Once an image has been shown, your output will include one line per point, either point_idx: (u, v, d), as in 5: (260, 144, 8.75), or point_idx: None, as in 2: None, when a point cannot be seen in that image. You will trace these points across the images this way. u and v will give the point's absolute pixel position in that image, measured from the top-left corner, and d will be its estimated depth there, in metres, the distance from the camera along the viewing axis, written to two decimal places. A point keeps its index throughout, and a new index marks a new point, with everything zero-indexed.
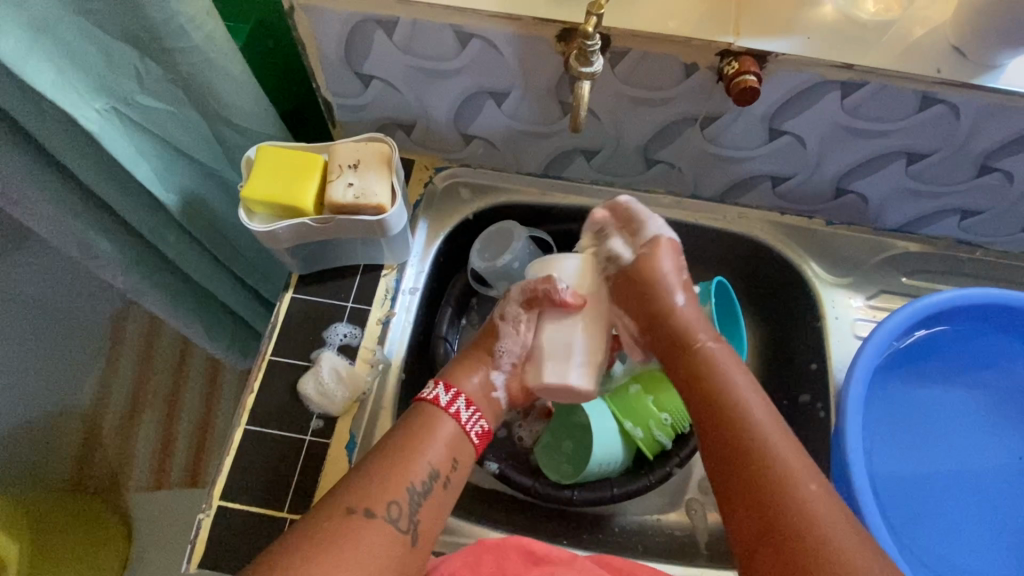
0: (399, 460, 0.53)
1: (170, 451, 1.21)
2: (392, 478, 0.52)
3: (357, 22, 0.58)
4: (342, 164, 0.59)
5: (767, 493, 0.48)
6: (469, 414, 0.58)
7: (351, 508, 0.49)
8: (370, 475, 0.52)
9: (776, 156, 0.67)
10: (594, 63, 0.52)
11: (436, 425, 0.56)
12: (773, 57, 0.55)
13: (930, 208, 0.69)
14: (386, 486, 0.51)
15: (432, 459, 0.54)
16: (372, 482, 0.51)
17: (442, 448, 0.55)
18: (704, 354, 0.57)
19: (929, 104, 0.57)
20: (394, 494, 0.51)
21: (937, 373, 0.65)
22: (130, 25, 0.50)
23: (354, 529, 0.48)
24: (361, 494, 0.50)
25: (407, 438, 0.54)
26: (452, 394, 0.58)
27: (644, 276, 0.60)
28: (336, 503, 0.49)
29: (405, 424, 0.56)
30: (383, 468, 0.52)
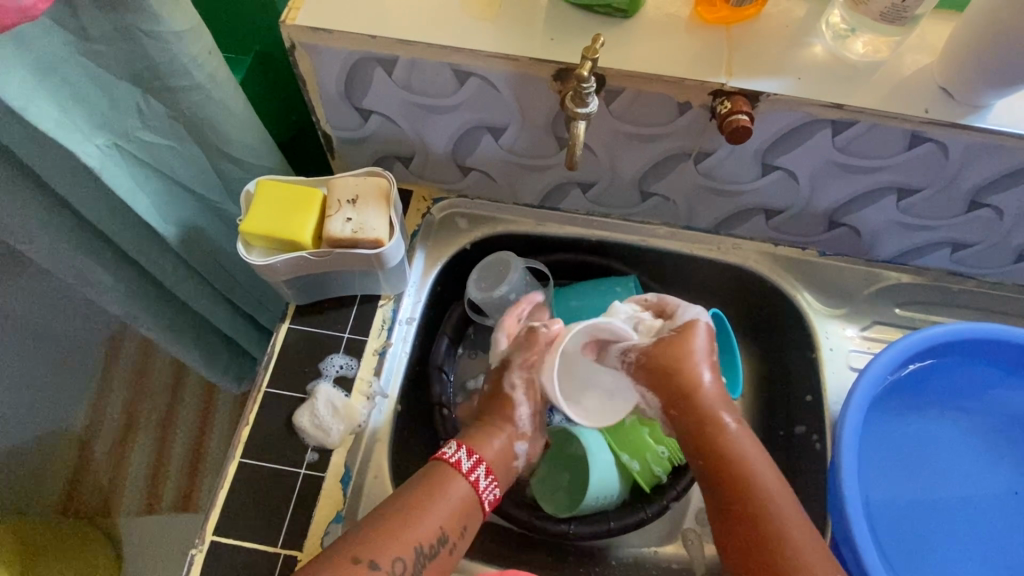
0: (408, 514, 0.53)
1: (162, 475, 1.21)
2: (401, 533, 0.52)
3: (357, 60, 0.60)
4: (341, 199, 0.60)
5: (777, 564, 0.51)
6: (487, 484, 0.59)
7: (357, 558, 0.50)
8: (377, 528, 0.52)
9: (770, 190, 0.68)
10: (590, 104, 0.53)
11: (451, 489, 0.56)
12: (765, 97, 0.57)
13: (922, 240, 0.70)
14: (393, 537, 0.52)
15: (442, 518, 0.54)
16: (380, 535, 0.52)
17: (451, 509, 0.55)
18: (726, 435, 0.56)
19: (918, 141, 0.58)
20: (400, 551, 0.52)
21: (933, 406, 0.65)
22: (133, 66, 0.50)
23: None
24: (373, 544, 0.51)
25: (422, 496, 0.55)
26: (474, 461, 0.59)
27: (664, 361, 0.58)
28: (347, 548, 0.51)
29: (421, 485, 0.56)
30: (393, 522, 0.53)
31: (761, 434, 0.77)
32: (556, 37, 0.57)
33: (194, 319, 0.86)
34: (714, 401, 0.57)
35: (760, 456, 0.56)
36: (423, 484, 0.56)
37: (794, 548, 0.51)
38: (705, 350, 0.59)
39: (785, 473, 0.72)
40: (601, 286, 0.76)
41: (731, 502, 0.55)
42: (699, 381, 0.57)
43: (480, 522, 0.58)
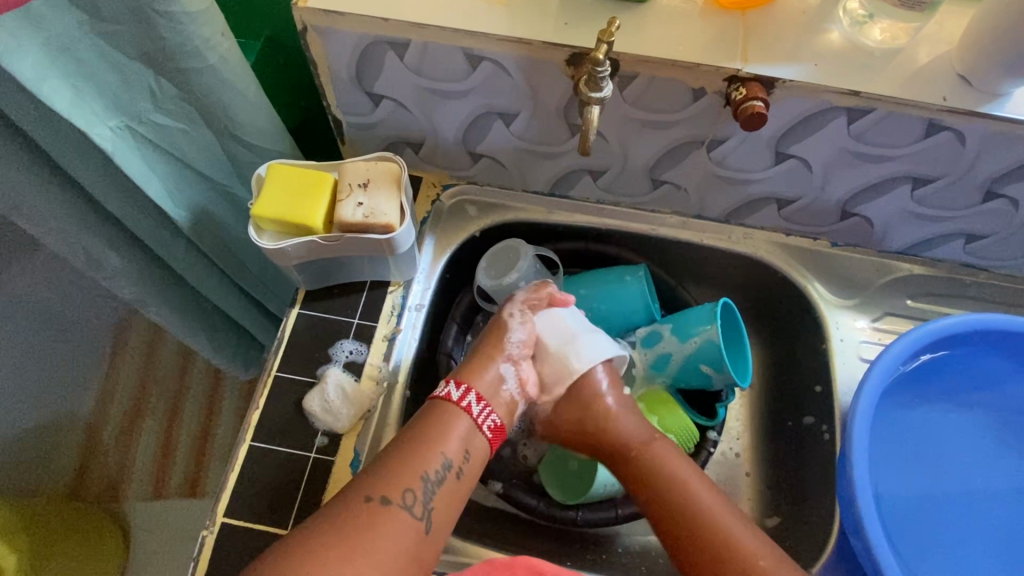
0: (412, 449, 0.55)
1: (170, 461, 1.22)
2: (409, 467, 0.54)
3: (369, 43, 0.59)
4: (352, 184, 0.60)
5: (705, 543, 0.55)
6: (481, 409, 0.59)
7: (368, 497, 0.52)
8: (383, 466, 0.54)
9: (782, 179, 0.67)
10: (605, 88, 0.53)
11: (452, 422, 0.58)
12: (780, 83, 0.56)
13: (935, 231, 0.70)
14: (400, 472, 0.54)
15: (443, 446, 0.56)
16: (387, 472, 0.53)
17: (454, 439, 0.57)
18: (642, 444, 0.60)
19: (934, 130, 0.58)
20: (410, 483, 0.53)
21: (944, 397, 0.65)
22: (146, 46, 0.50)
23: (371, 516, 0.51)
24: (380, 483, 0.53)
25: (423, 433, 0.56)
26: (463, 390, 0.59)
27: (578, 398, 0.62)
28: (357, 490, 0.52)
29: (420, 423, 0.58)
30: (397, 460, 0.54)
31: (769, 424, 0.77)
32: (569, 21, 0.57)
33: (203, 304, 0.86)
34: (622, 418, 0.62)
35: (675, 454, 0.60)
36: (425, 421, 0.58)
37: (717, 532, 0.55)
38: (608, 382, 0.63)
39: (793, 463, 0.72)
40: (607, 273, 0.72)
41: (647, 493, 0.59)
42: (605, 406, 0.61)
43: (485, 449, 0.59)
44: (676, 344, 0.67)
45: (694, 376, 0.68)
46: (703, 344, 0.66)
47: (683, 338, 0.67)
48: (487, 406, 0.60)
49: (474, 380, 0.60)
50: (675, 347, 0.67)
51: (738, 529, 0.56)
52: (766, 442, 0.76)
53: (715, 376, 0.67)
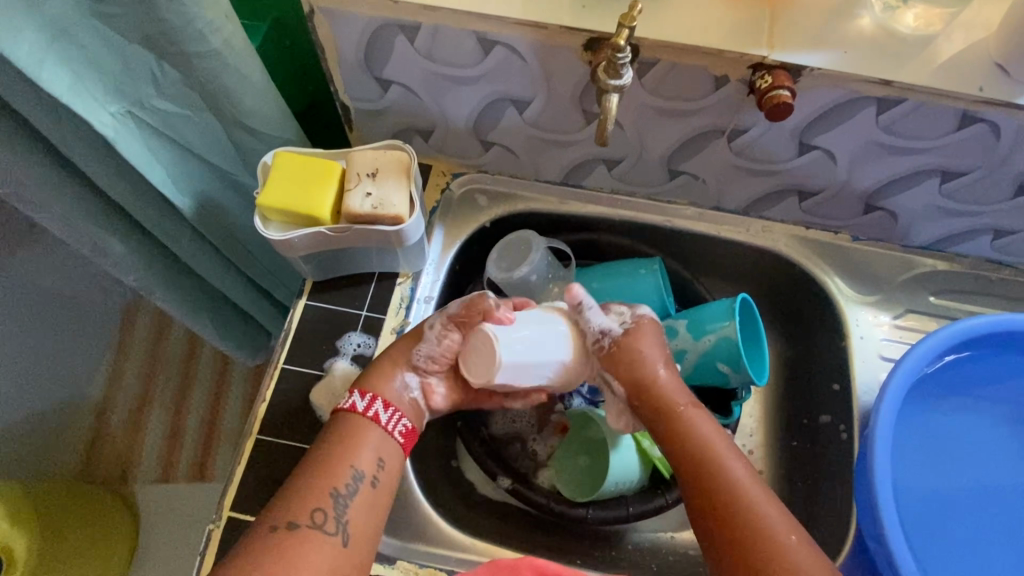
0: (318, 466, 0.53)
1: (178, 444, 1.23)
2: (313, 486, 0.52)
3: (378, 26, 0.57)
4: (360, 173, 0.58)
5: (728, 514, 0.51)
6: (389, 416, 0.57)
7: (275, 524, 0.49)
8: (294, 488, 0.52)
9: (804, 171, 0.65)
10: (624, 75, 0.50)
11: (361, 434, 0.55)
12: (808, 71, 0.53)
13: (962, 226, 0.67)
14: (309, 490, 0.51)
15: (352, 459, 0.54)
16: (296, 495, 0.51)
17: (365, 446, 0.55)
18: (683, 423, 0.56)
19: (968, 122, 0.55)
20: (319, 501, 0.51)
21: (969, 398, 0.63)
22: (147, 30, 0.48)
23: (278, 542, 0.48)
24: (290, 506, 0.50)
25: (331, 449, 0.54)
26: (368, 399, 0.57)
27: (622, 360, 0.58)
28: (268, 518, 0.50)
29: (330, 436, 0.55)
30: (303, 482, 0.52)
31: (784, 422, 0.75)
32: (587, 5, 0.54)
33: (210, 292, 0.85)
34: (674, 393, 0.57)
35: (719, 437, 0.55)
36: (332, 436, 0.55)
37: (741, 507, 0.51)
38: (659, 347, 0.59)
39: (808, 461, 0.71)
40: (619, 268, 0.71)
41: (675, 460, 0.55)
42: (655, 374, 0.58)
43: (398, 454, 0.56)
44: (689, 342, 0.66)
45: (710, 373, 0.67)
46: (718, 342, 0.64)
47: (697, 336, 0.65)
48: (397, 411, 0.58)
49: (382, 389, 0.58)
50: (688, 345, 0.66)
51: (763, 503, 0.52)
52: (781, 440, 0.74)
53: (732, 375, 0.66)
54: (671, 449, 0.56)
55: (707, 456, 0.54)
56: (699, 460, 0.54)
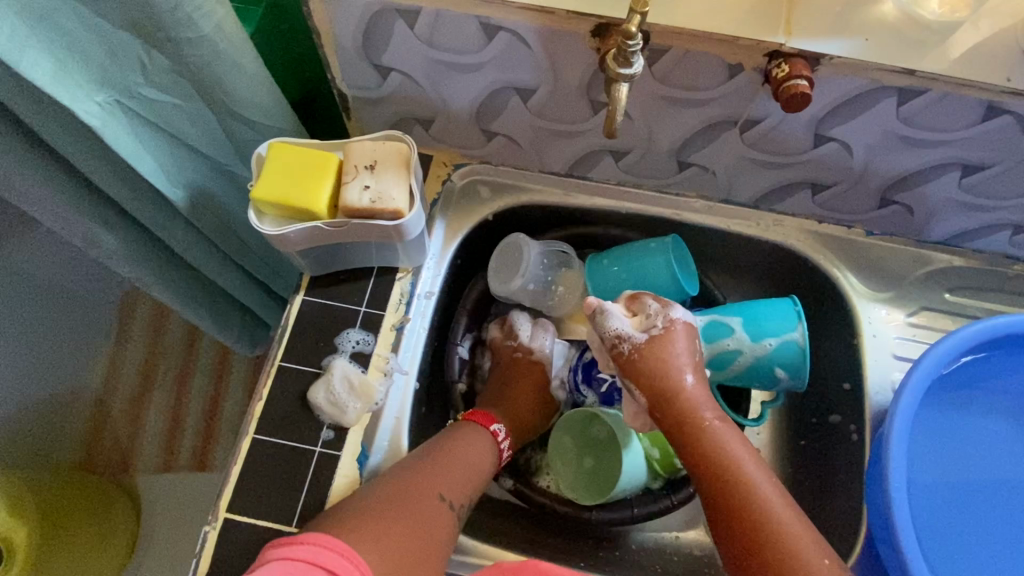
0: (464, 462, 0.59)
1: (179, 435, 1.22)
2: (470, 482, 0.59)
3: (377, 11, 0.55)
4: (358, 165, 0.55)
5: (756, 532, 0.51)
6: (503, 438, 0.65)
7: (443, 496, 0.56)
8: (443, 468, 0.57)
9: (818, 164, 0.63)
10: (635, 64, 0.48)
11: (489, 452, 0.63)
12: (827, 59, 0.51)
13: (981, 221, 0.65)
14: (464, 482, 0.58)
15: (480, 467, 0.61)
16: (457, 479, 0.58)
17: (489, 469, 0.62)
18: (708, 434, 0.55)
19: (993, 114, 0.53)
20: (464, 499, 0.58)
21: (986, 401, 0.61)
22: (134, 14, 0.46)
23: (436, 511, 0.54)
24: (451, 486, 0.57)
25: (470, 454, 0.61)
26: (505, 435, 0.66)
27: (646, 367, 0.57)
28: (433, 485, 0.56)
29: (460, 440, 0.62)
30: (458, 470, 0.58)
31: (791, 419, 0.74)
32: None
33: (206, 284, 0.83)
34: (700, 402, 0.56)
35: (745, 449, 0.55)
36: (470, 442, 0.62)
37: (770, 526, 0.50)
38: (687, 352, 0.57)
39: (817, 461, 0.69)
40: (650, 260, 0.66)
41: (700, 473, 0.55)
42: (681, 384, 0.56)
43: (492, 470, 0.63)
44: (746, 343, 0.62)
45: (759, 377, 0.64)
46: (780, 345, 0.62)
47: (757, 338, 0.62)
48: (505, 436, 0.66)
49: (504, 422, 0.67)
50: (744, 346, 0.62)
51: (791, 521, 0.51)
52: (788, 438, 0.73)
53: (785, 379, 0.63)
54: (695, 462, 0.55)
55: (732, 468, 0.53)
56: (723, 472, 0.53)
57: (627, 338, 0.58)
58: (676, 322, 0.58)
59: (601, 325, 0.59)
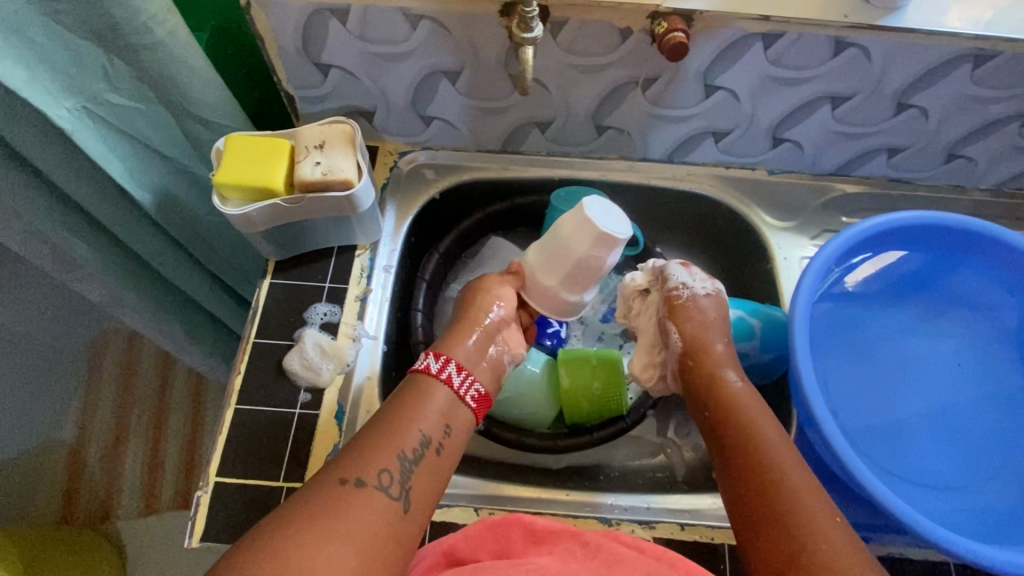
0: (390, 428, 0.52)
1: (159, 475, 1.22)
2: (389, 447, 0.51)
3: (312, 12, 0.62)
4: (308, 146, 0.63)
5: (760, 479, 0.51)
6: (462, 380, 0.59)
7: (344, 478, 0.48)
8: (334, 462, 0.50)
9: (715, 113, 0.72)
10: (535, 28, 0.56)
11: (429, 401, 0.56)
12: (698, 15, 0.60)
13: (860, 148, 0.75)
14: (356, 459, 0.49)
15: (421, 423, 0.54)
16: (361, 452, 0.50)
17: (429, 417, 0.54)
18: (728, 391, 0.59)
19: (842, 48, 0.63)
20: (387, 464, 0.50)
21: (874, 300, 0.70)
22: (96, 25, 0.53)
23: (350, 497, 0.46)
24: (360, 463, 0.49)
25: (399, 411, 0.54)
26: (442, 361, 0.59)
27: (693, 315, 0.63)
28: (333, 472, 0.48)
29: (397, 399, 0.56)
30: (369, 440, 0.51)
31: None
32: None
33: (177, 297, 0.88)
34: (723, 360, 0.61)
35: (761, 411, 0.57)
36: (400, 401, 0.55)
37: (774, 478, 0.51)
38: (722, 321, 0.64)
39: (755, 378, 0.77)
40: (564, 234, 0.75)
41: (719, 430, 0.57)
42: (715, 345, 0.62)
43: (469, 423, 0.57)
44: None
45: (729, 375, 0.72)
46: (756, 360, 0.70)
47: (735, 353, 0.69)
48: (469, 375, 0.60)
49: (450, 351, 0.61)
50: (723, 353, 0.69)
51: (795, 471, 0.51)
52: None
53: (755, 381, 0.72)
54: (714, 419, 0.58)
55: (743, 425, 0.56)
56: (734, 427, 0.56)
57: (687, 289, 0.64)
58: (715, 292, 0.65)
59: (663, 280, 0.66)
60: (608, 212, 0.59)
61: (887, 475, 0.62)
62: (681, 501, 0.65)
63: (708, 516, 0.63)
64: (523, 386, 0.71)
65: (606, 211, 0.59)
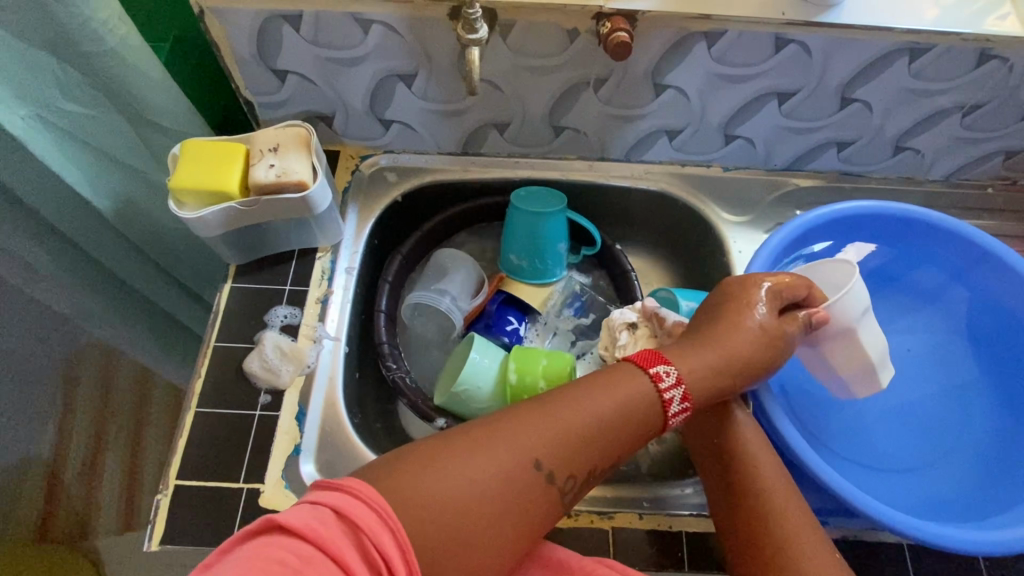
0: (602, 421, 0.49)
1: (138, 486, 1.16)
2: (587, 449, 0.48)
3: (265, 19, 0.64)
4: (263, 149, 0.64)
5: (762, 523, 0.53)
6: (676, 408, 0.52)
7: (541, 464, 0.46)
8: (557, 427, 0.47)
9: (667, 110, 0.74)
10: (479, 30, 0.58)
11: (639, 395, 0.51)
12: (641, 15, 0.62)
13: (810, 143, 0.77)
14: (565, 443, 0.47)
15: (626, 444, 0.50)
16: (573, 445, 0.47)
17: (649, 422, 0.51)
18: (738, 432, 0.58)
19: (783, 44, 0.65)
20: (575, 470, 0.47)
21: None
22: (47, 34, 0.55)
23: (530, 486, 0.45)
24: (559, 452, 0.46)
25: (616, 402, 0.50)
26: (681, 390, 0.52)
27: None
28: (537, 449, 0.46)
29: (612, 386, 0.51)
30: (598, 425, 0.48)
31: None
32: None
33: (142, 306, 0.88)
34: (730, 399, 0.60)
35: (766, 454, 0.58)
36: (614, 384, 0.51)
37: (777, 527, 0.53)
38: None
39: None
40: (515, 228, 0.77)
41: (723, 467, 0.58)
42: None
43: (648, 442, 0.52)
44: None
45: None
46: None
47: None
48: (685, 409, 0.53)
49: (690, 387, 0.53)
50: None
51: (800, 526, 0.53)
52: None
53: None
54: (721, 454, 0.59)
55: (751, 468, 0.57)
56: (739, 469, 0.57)
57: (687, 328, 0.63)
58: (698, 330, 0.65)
59: (795, 323, 0.58)
60: (853, 350, 0.59)
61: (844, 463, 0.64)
62: (641, 491, 0.65)
63: (667, 506, 0.64)
64: (480, 379, 0.68)
65: (857, 345, 0.59)
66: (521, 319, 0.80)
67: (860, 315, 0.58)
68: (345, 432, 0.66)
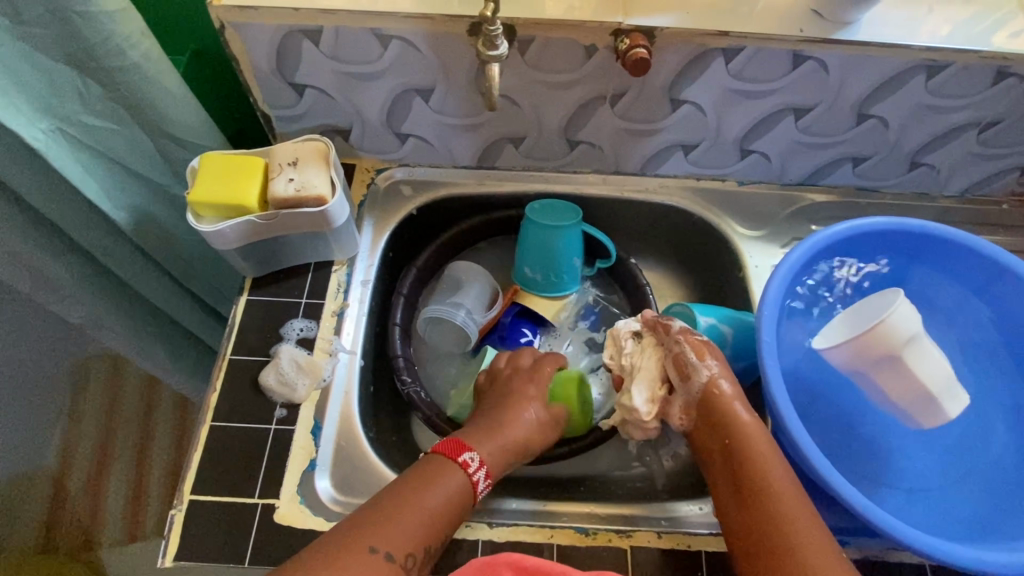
0: (403, 508, 0.54)
1: (144, 499, 1.17)
2: (407, 527, 0.53)
3: (284, 34, 0.64)
4: (282, 163, 0.64)
5: (764, 519, 0.52)
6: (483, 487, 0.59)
7: (373, 549, 0.50)
8: (357, 528, 0.52)
9: (683, 125, 0.74)
10: (500, 46, 0.58)
11: (445, 483, 0.57)
12: (659, 32, 0.63)
13: (826, 158, 0.77)
14: (399, 530, 0.52)
15: (441, 521, 0.55)
16: (400, 529, 0.52)
17: (442, 512, 0.55)
18: (739, 429, 0.58)
19: (800, 61, 0.65)
20: (411, 547, 0.52)
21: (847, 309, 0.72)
22: (69, 49, 0.55)
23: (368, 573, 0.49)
24: (388, 538, 0.51)
25: (396, 495, 0.55)
26: (481, 466, 0.60)
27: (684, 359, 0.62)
28: (360, 540, 0.51)
29: (415, 476, 0.57)
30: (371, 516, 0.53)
31: None
32: None
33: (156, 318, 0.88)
34: (730, 397, 0.60)
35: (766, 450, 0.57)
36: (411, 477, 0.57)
37: (776, 523, 0.52)
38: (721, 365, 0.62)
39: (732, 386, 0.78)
40: (533, 244, 0.76)
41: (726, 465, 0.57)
42: (718, 384, 0.60)
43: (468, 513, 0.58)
44: None
45: None
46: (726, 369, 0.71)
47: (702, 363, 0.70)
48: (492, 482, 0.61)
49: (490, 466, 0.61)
50: None
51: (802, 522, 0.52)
52: None
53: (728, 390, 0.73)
54: (723, 451, 0.58)
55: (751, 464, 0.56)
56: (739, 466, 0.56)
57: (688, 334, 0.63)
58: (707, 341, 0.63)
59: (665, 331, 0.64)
60: (903, 377, 0.59)
61: (863, 485, 0.64)
62: (659, 511, 0.65)
63: (684, 524, 0.63)
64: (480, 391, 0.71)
65: (907, 371, 0.58)
66: (535, 331, 0.81)
67: (907, 341, 0.57)
68: (359, 447, 0.66)
